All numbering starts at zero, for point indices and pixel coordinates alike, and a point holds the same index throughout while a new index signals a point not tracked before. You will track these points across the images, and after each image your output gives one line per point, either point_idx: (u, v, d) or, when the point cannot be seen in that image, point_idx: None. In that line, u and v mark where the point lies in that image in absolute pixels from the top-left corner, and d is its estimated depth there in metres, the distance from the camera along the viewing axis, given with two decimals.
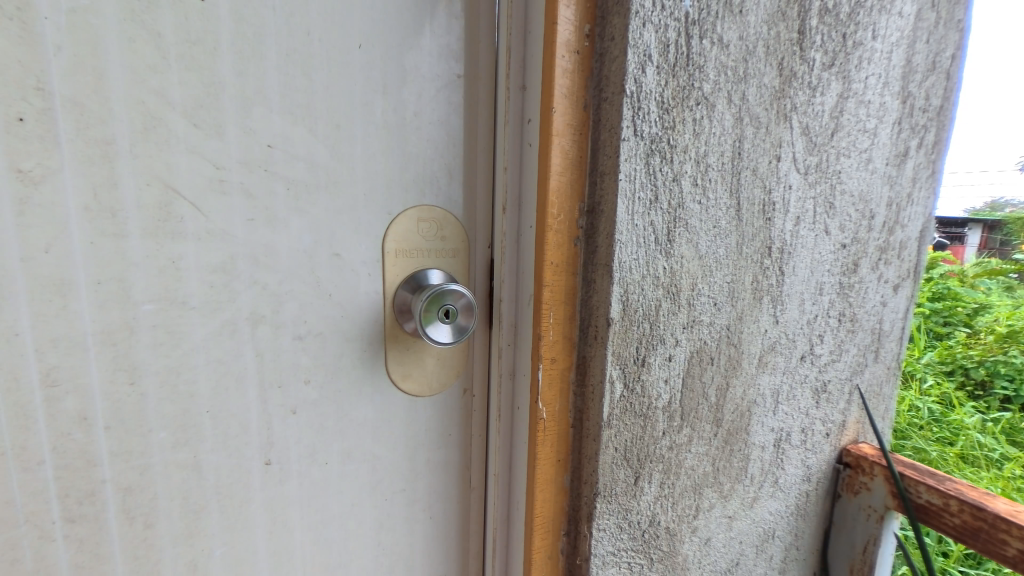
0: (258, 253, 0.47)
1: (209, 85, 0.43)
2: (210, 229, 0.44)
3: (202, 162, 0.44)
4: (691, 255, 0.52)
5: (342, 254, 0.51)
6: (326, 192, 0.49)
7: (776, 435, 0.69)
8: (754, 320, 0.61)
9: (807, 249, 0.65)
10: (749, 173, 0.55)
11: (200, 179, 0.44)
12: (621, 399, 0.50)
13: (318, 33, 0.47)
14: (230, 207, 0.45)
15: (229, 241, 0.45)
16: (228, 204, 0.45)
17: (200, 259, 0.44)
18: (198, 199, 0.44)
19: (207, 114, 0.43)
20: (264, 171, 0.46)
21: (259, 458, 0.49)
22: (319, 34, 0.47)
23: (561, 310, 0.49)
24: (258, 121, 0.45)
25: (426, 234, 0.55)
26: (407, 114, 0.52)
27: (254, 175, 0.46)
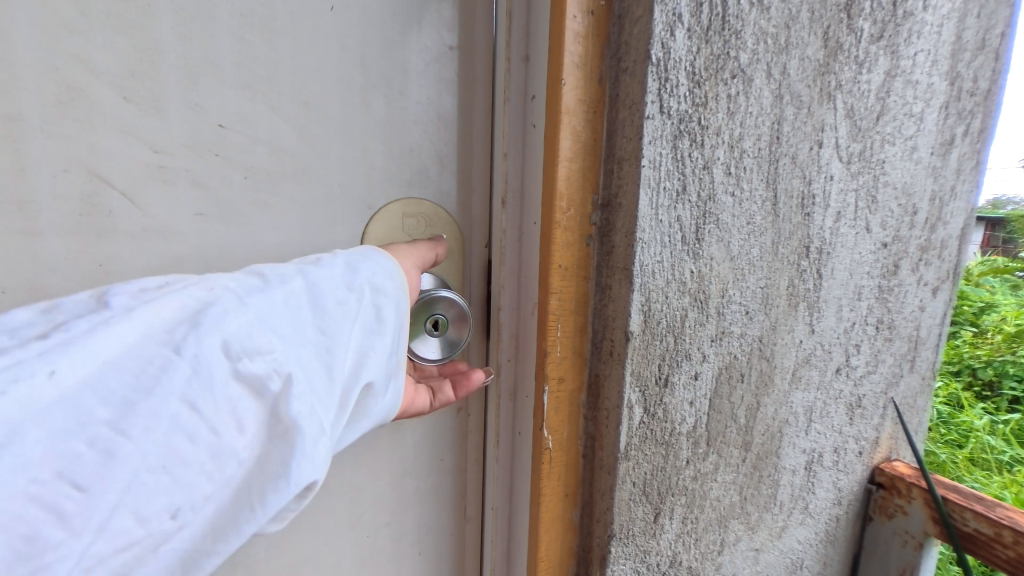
0: (211, 255, 0.40)
1: (144, 51, 0.35)
2: (152, 227, 0.37)
3: (138, 147, 0.36)
4: (721, 256, 0.44)
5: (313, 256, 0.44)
6: (295, 183, 0.42)
7: (807, 457, 0.62)
8: (789, 330, 0.53)
9: (846, 248, 0.57)
10: (788, 161, 0.48)
11: (135, 167, 0.36)
12: (641, 426, 0.42)
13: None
14: (173, 199, 0.38)
15: (173, 241, 0.38)
16: (171, 196, 0.38)
17: (136, 262, 0.37)
18: (132, 190, 0.36)
19: (143, 85, 0.36)
20: (217, 157, 0.39)
21: None
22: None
23: (570, 321, 0.42)
24: (208, 96, 0.38)
25: (413, 232, 0.48)
26: (391, 91, 0.45)
27: (203, 161, 0.38)
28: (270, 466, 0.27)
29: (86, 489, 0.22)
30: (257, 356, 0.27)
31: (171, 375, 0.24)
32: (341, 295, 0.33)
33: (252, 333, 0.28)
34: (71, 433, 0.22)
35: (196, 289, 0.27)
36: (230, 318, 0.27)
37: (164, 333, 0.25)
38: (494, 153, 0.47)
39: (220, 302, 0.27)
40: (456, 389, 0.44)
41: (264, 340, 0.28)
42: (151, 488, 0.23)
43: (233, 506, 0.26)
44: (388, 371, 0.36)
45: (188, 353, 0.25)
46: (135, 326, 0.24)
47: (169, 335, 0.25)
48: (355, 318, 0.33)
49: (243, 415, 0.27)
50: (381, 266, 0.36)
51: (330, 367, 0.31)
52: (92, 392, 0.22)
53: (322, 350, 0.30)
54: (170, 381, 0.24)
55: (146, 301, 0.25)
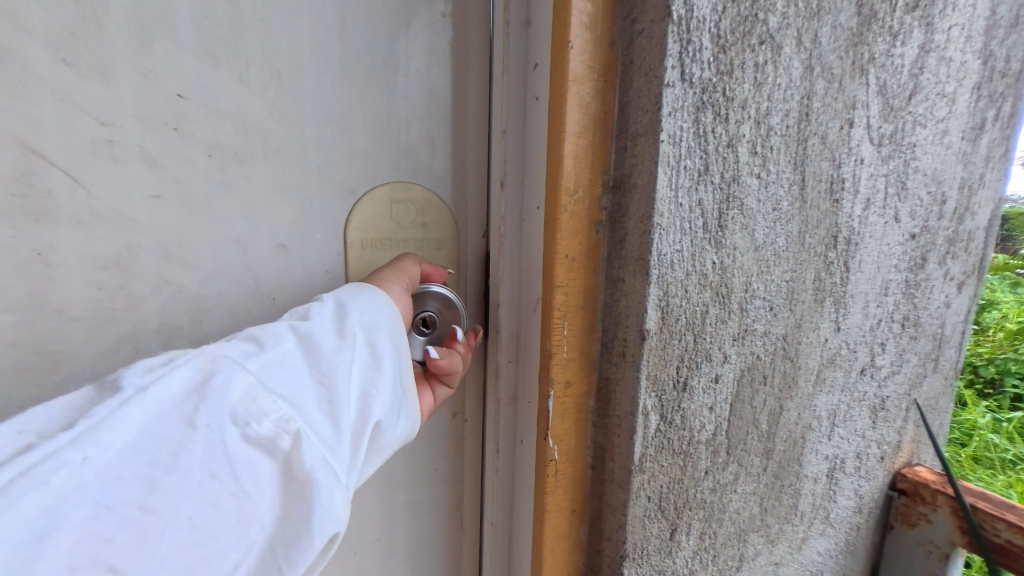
0: (169, 244, 0.36)
1: (85, 6, 0.31)
2: (99, 210, 0.33)
3: (79, 118, 0.32)
4: (745, 245, 0.40)
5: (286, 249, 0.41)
6: (267, 165, 0.38)
7: (830, 463, 0.58)
8: (814, 328, 0.49)
9: (874, 239, 0.53)
10: (817, 141, 0.43)
11: (79, 141, 0.32)
12: (657, 435, 0.38)
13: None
14: (125, 180, 0.34)
15: (126, 227, 0.34)
16: (122, 176, 0.33)
17: (83, 251, 0.33)
18: (76, 168, 0.32)
19: (85, 46, 0.31)
20: (175, 132, 0.34)
21: None
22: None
23: (577, 320, 0.37)
24: (163, 62, 0.33)
25: (402, 220, 0.43)
26: (376, 61, 0.40)
27: (159, 136, 0.34)
28: (292, 525, 0.26)
29: (127, 564, 0.21)
30: (265, 418, 0.27)
31: (189, 448, 0.24)
32: (333, 344, 0.31)
33: (254, 397, 0.27)
34: (89, 531, 0.21)
35: (199, 361, 0.27)
36: (236, 387, 0.26)
37: (177, 409, 0.25)
38: (492, 132, 0.42)
39: (227, 372, 0.27)
40: (456, 368, 0.39)
41: (268, 402, 0.27)
42: (187, 560, 0.23)
43: (262, 573, 0.25)
44: (398, 404, 0.34)
45: (202, 425, 0.25)
46: (146, 406, 0.24)
47: (185, 411, 0.25)
48: (353, 359, 0.31)
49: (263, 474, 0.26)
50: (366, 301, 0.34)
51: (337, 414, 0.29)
52: (116, 473, 0.22)
53: (327, 397, 0.29)
54: (188, 459, 0.24)
55: (157, 379, 0.25)
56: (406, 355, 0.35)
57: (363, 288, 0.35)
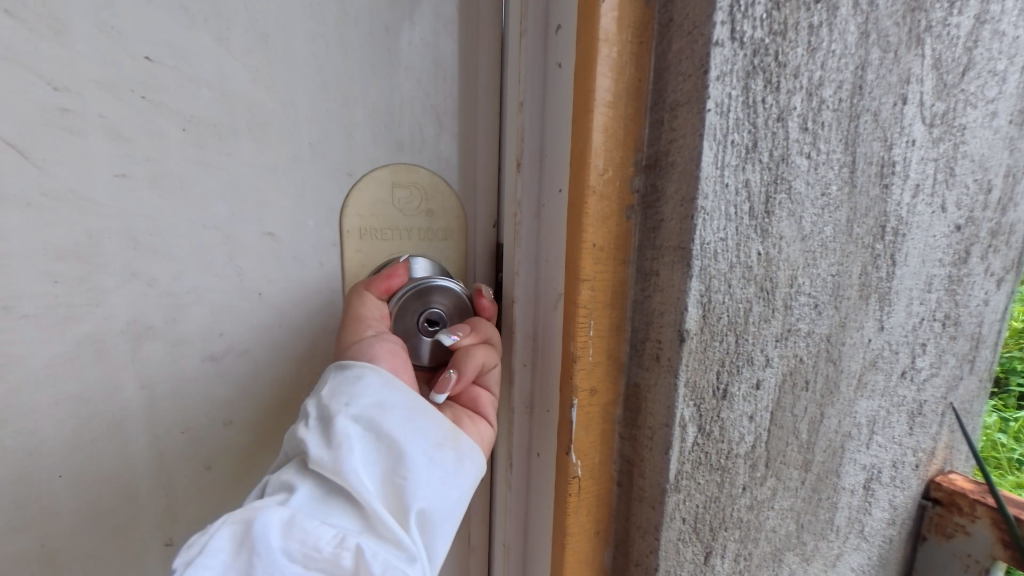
0: (135, 229, 0.32)
1: None
2: (56, 191, 0.29)
3: (29, 80, 0.28)
4: (792, 234, 0.35)
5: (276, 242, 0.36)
6: (250, 142, 0.34)
7: (867, 474, 0.53)
8: (859, 327, 0.44)
9: (921, 230, 0.48)
10: (869, 118, 0.38)
11: (30, 111, 0.28)
12: (694, 449, 0.33)
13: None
14: (86, 157, 0.30)
15: (89, 211, 0.30)
16: (83, 151, 0.30)
17: (41, 237, 0.30)
18: (28, 141, 0.28)
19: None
20: (143, 100, 0.30)
21: (156, 526, 0.36)
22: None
23: (605, 320, 0.33)
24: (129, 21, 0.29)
25: (404, 207, 0.39)
26: (374, 26, 0.36)
27: (123, 106, 0.30)
28: None
29: None
30: (318, 544, 0.27)
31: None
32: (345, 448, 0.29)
33: (297, 526, 0.27)
34: None
35: (231, 516, 0.27)
36: (273, 527, 0.26)
37: (230, 568, 0.25)
38: (505, 107, 0.37)
39: (257, 520, 0.27)
40: (494, 351, 0.37)
41: (313, 525, 0.27)
42: None
43: None
44: (445, 471, 0.32)
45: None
46: None
47: (242, 566, 0.26)
48: (373, 451, 0.30)
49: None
50: (352, 384, 0.32)
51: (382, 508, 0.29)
52: None
53: (366, 502, 0.29)
54: None
55: (200, 551, 0.25)
56: (426, 417, 0.32)
57: (345, 369, 0.32)
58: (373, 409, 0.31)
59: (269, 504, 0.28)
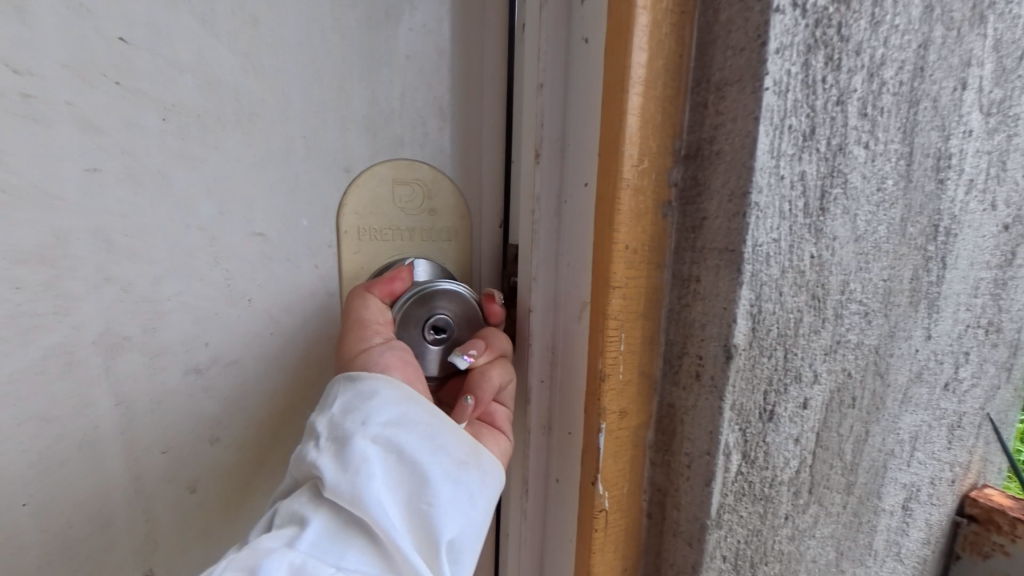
0: (107, 228, 0.28)
1: None
2: (13, 188, 0.26)
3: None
4: (845, 235, 0.31)
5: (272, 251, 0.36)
6: (241, 129, 0.30)
7: (906, 493, 0.49)
8: (907, 337, 0.40)
9: (971, 230, 0.44)
10: (929, 105, 0.34)
11: None
12: (737, 479, 0.29)
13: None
14: (50, 149, 0.26)
15: (53, 212, 0.26)
16: (46, 142, 0.26)
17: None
18: None
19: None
20: (117, 86, 0.27)
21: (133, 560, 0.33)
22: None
23: (637, 332, 0.29)
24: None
25: (405, 205, 0.35)
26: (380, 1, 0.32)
27: (91, 91, 0.26)
28: None
29: None
30: None
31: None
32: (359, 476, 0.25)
33: (307, 574, 0.23)
34: None
35: (231, 563, 0.23)
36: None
37: None
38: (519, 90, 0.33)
39: (260, 569, 0.23)
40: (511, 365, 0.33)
41: (326, 570, 0.23)
42: None
43: None
44: (473, 496, 0.28)
45: None
46: None
47: None
48: (391, 476, 0.26)
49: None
50: (359, 403, 0.27)
51: (405, 543, 0.25)
52: None
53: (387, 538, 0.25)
54: None
55: None
56: (449, 434, 0.28)
57: (354, 383, 0.28)
58: (388, 428, 0.27)
59: (274, 547, 0.24)
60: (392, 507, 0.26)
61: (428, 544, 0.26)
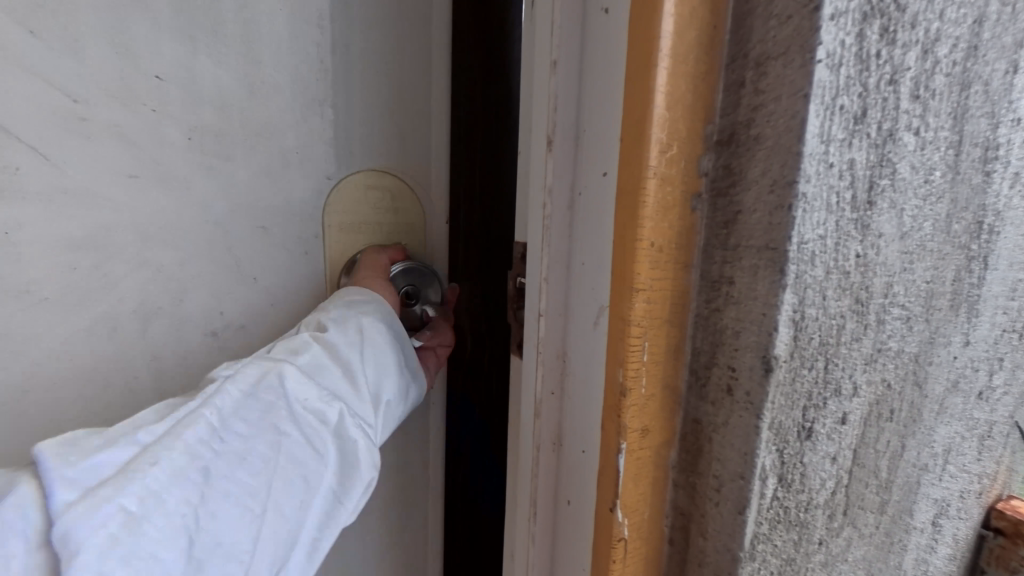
0: (143, 224, 0.38)
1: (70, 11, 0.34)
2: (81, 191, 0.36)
3: (58, 97, 0.35)
4: (891, 231, 0.28)
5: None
6: (244, 151, 0.40)
7: (936, 509, 0.46)
8: (946, 343, 0.37)
9: (1015, 227, 0.41)
10: (981, 88, 0.31)
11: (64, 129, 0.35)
12: (773, 505, 0.26)
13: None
14: (109, 165, 0.37)
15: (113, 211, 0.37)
16: (106, 158, 0.37)
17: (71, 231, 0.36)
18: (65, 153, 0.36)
19: (65, 37, 0.34)
20: (154, 112, 0.37)
21: None
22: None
23: (663, 340, 0.25)
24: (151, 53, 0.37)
25: (377, 206, 0.45)
26: (360, 57, 0.42)
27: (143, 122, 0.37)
28: (347, 479, 0.33)
29: (230, 513, 0.29)
30: (315, 399, 0.33)
31: (265, 440, 0.31)
32: (348, 337, 0.36)
33: (307, 377, 0.33)
34: (210, 492, 0.29)
35: (258, 358, 0.33)
36: (288, 374, 0.33)
37: (249, 397, 0.32)
38: (525, 69, 0.30)
39: (281, 365, 0.33)
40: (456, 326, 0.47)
41: (319, 379, 0.34)
42: (275, 505, 0.31)
43: (328, 513, 0.33)
44: (408, 380, 0.40)
45: (274, 405, 0.32)
46: (227, 396, 0.31)
47: (261, 396, 0.32)
48: (368, 344, 0.37)
49: (321, 464, 0.33)
50: (377, 316, 0.38)
51: (371, 414, 0.35)
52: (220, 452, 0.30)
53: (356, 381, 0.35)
54: (268, 434, 0.31)
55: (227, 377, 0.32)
56: (405, 332, 0.41)
57: (344, 301, 0.38)
58: (372, 315, 0.38)
59: (289, 358, 0.34)
60: (364, 363, 0.36)
61: (377, 396, 0.37)
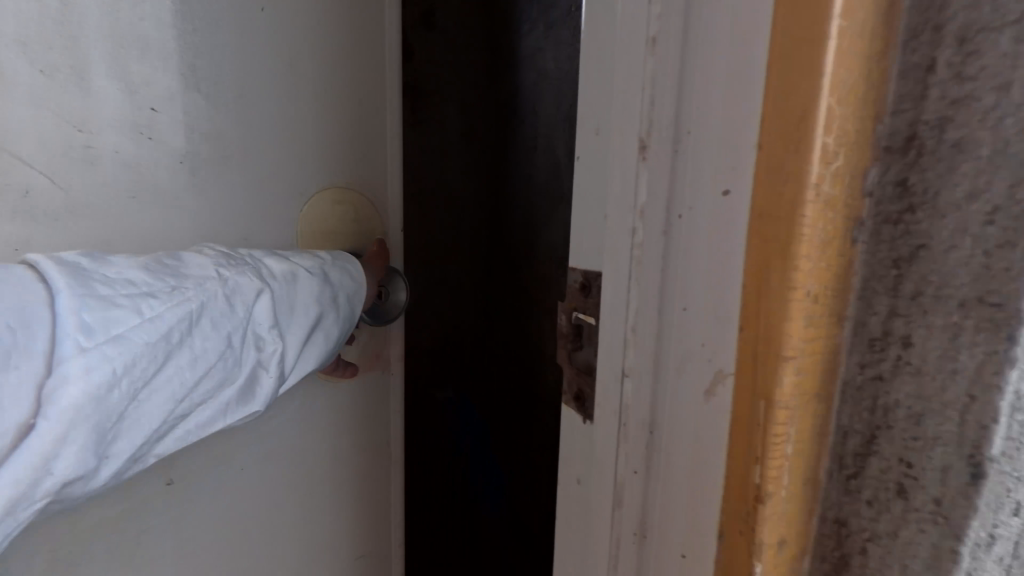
0: (148, 239, 0.44)
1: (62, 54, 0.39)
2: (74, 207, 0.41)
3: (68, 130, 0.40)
4: None
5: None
6: (242, 175, 0.48)
7: None
8: None
9: None
10: None
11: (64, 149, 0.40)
12: None
13: (230, 21, 0.46)
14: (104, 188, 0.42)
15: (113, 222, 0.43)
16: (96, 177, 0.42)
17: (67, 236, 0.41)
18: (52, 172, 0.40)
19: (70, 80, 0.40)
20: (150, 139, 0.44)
21: None
22: (228, 10, 0.46)
23: (810, 421, 0.19)
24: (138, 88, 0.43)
25: (342, 216, 0.56)
26: (329, 101, 0.53)
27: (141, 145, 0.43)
28: (248, 399, 0.40)
29: (154, 378, 0.33)
30: (270, 325, 0.40)
31: (216, 332, 0.36)
32: (314, 294, 0.44)
33: (275, 301, 0.40)
34: (162, 348, 0.33)
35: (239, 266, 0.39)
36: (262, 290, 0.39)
37: (226, 283, 0.37)
38: (579, 117, 0.25)
39: (264, 278, 0.40)
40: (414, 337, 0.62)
41: (282, 306, 0.41)
42: (196, 387, 0.35)
43: (209, 416, 0.38)
44: (331, 351, 0.48)
45: (238, 307, 0.37)
46: (214, 283, 0.37)
47: (229, 286, 0.37)
48: (321, 311, 0.45)
49: (238, 370, 0.38)
50: (348, 280, 0.49)
51: (294, 356, 0.42)
52: (185, 322, 0.34)
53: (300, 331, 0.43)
54: (223, 329, 0.36)
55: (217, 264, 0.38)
56: (354, 308, 0.50)
57: (340, 258, 0.51)
58: (336, 287, 0.48)
59: (263, 272, 0.41)
60: (315, 318, 0.44)
61: (308, 346, 0.45)
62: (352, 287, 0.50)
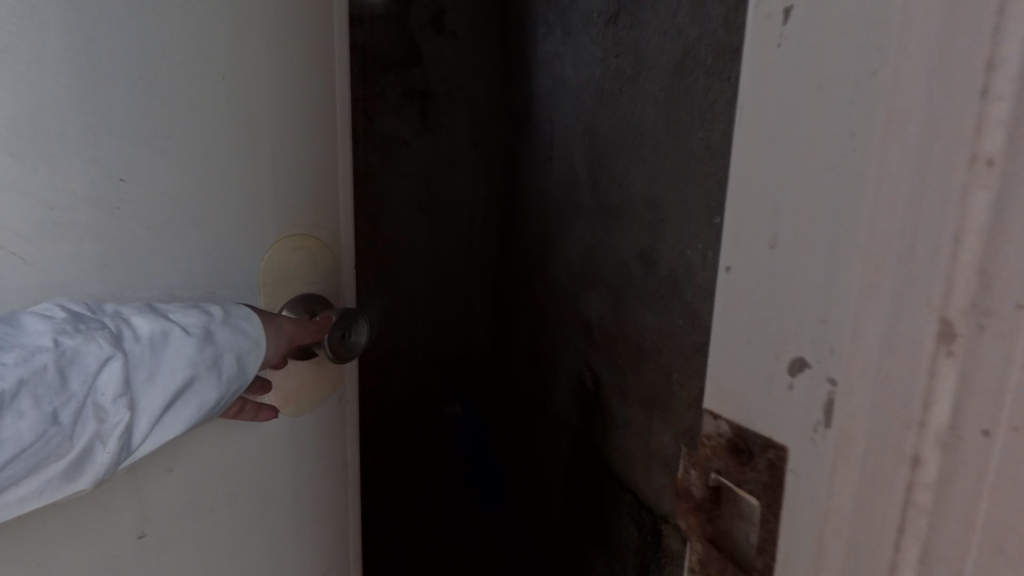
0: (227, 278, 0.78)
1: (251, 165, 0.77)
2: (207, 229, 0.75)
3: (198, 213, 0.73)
4: None
5: (265, 330, 0.76)
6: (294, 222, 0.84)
7: None
8: None
9: None
10: None
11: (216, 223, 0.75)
12: None
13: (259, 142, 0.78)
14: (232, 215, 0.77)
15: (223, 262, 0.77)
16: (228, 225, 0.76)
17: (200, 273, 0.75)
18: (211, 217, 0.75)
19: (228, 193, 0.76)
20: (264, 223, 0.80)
21: None
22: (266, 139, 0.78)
23: None
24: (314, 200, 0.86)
25: (297, 255, 0.85)
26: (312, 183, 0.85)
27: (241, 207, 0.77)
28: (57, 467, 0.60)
29: None
30: (140, 393, 0.64)
31: (82, 406, 0.60)
32: (205, 363, 0.69)
33: (148, 375, 0.65)
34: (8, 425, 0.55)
35: (173, 348, 0.67)
36: (149, 365, 0.65)
37: (145, 360, 0.65)
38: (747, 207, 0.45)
39: (177, 352, 0.67)
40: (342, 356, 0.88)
41: (150, 375, 0.65)
42: (18, 456, 0.56)
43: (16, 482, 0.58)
44: (170, 428, 0.68)
45: (130, 379, 0.63)
46: (78, 370, 0.60)
47: (134, 366, 0.64)
48: (182, 395, 0.68)
49: (69, 445, 0.59)
50: (242, 341, 0.73)
51: (138, 427, 0.64)
52: (45, 396, 0.57)
53: (151, 410, 0.65)
54: (80, 411, 0.60)
55: (125, 343, 0.64)
56: (213, 387, 0.71)
57: (246, 315, 0.75)
58: (230, 359, 0.72)
59: (181, 348, 0.67)
60: (172, 394, 0.66)
61: (153, 425, 0.66)
62: (252, 357, 0.74)
